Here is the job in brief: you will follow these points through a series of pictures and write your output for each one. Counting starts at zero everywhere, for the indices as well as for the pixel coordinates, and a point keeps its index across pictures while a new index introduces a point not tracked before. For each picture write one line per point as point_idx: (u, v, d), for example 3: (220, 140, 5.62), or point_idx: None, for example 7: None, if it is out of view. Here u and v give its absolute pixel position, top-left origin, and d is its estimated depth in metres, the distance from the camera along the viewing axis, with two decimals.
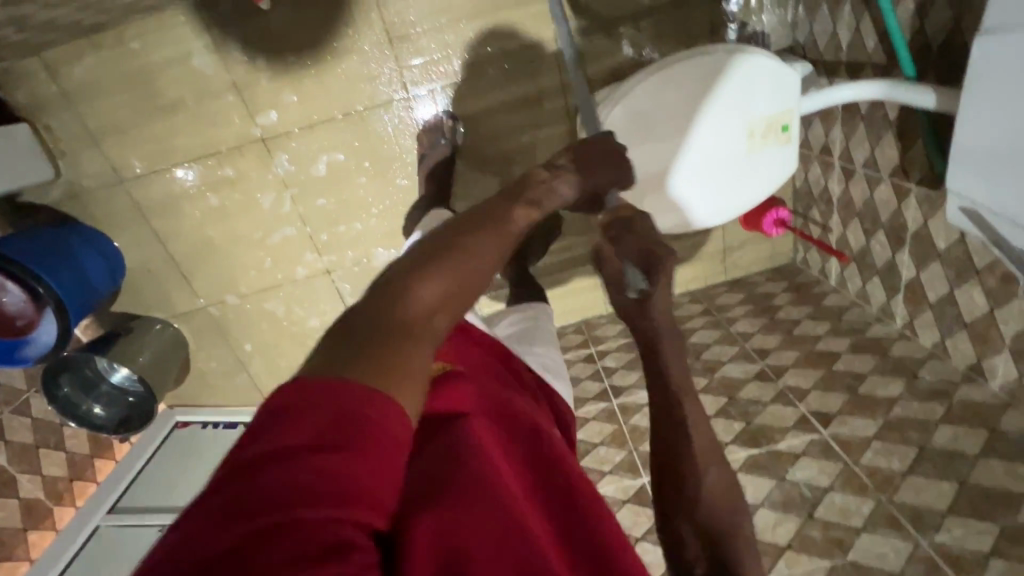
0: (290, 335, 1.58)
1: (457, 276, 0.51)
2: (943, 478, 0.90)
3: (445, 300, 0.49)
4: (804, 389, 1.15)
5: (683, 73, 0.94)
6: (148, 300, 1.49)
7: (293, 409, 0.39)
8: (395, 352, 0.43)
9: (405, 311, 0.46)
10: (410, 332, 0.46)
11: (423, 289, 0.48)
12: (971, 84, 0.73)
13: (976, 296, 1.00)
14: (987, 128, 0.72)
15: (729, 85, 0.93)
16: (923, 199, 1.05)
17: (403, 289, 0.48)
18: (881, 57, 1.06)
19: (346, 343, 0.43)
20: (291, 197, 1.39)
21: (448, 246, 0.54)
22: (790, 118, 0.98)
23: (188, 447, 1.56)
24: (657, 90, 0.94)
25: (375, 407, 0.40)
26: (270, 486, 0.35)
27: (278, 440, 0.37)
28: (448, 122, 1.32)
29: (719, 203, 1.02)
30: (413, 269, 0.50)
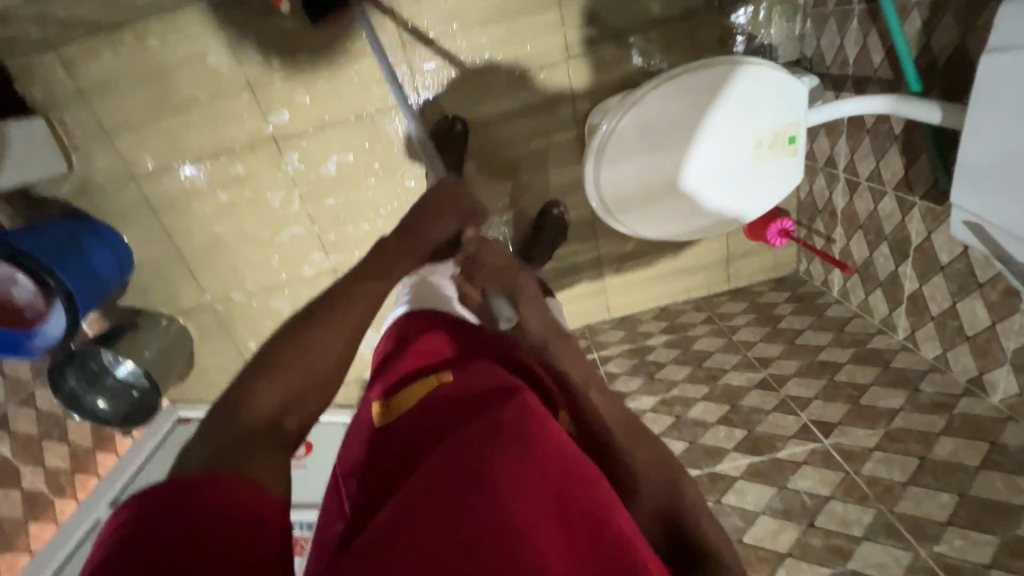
0: None
1: (289, 377, 0.54)
2: (944, 489, 0.91)
3: (289, 403, 0.53)
4: (805, 399, 1.16)
5: (691, 83, 0.95)
6: (155, 296, 1.50)
7: (166, 493, 0.41)
8: (240, 455, 0.47)
9: (248, 417, 0.50)
10: (258, 435, 0.49)
11: (262, 395, 0.52)
12: (975, 102, 0.75)
13: (978, 309, 1.01)
14: (991, 144, 0.74)
15: (735, 94, 0.94)
16: (927, 213, 1.07)
17: (242, 396, 0.52)
18: (887, 72, 1.07)
19: (215, 444, 0.48)
20: (300, 196, 1.40)
21: (273, 346, 0.57)
22: (797, 130, 1.00)
23: None
24: (666, 98, 0.95)
25: (227, 490, 0.42)
26: (149, 555, 0.38)
27: (161, 509, 0.40)
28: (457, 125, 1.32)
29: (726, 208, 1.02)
30: (254, 374, 0.54)
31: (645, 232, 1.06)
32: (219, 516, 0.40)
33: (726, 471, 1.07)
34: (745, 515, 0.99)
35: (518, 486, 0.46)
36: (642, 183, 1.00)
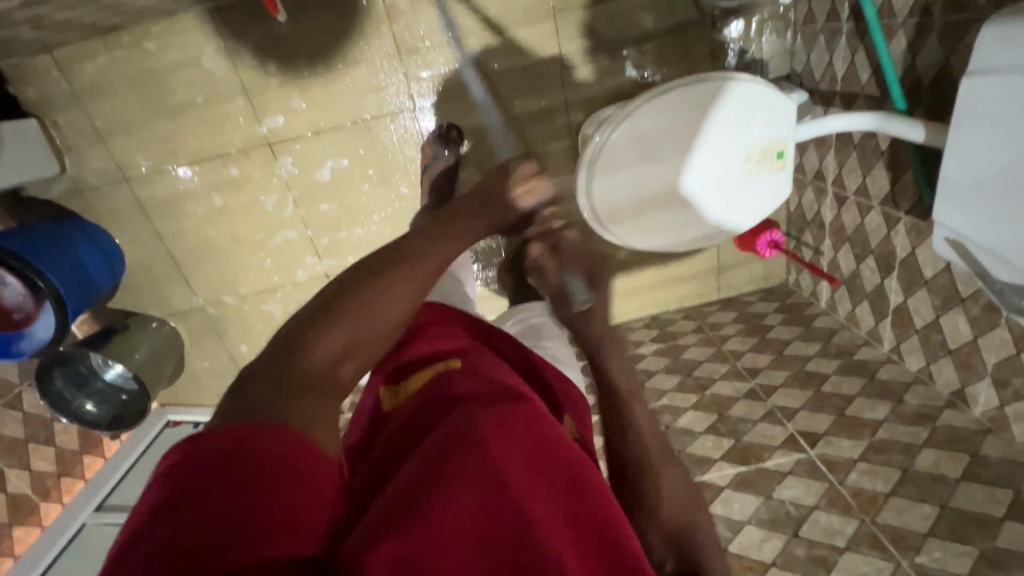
0: None
1: (357, 323, 0.48)
2: (925, 501, 0.92)
3: (354, 348, 0.47)
4: (792, 409, 1.17)
5: (682, 99, 0.96)
6: (146, 298, 1.50)
7: (219, 446, 0.37)
8: (310, 403, 0.42)
9: (309, 363, 0.44)
10: (319, 385, 0.44)
11: (329, 337, 0.46)
12: (956, 122, 0.77)
13: (960, 323, 1.03)
14: (972, 163, 0.75)
15: (726, 111, 0.96)
16: (912, 228, 1.09)
17: (310, 335, 0.46)
18: (874, 89, 1.10)
19: (256, 391, 0.42)
20: (293, 201, 1.40)
21: (348, 283, 0.50)
22: (785, 145, 1.02)
23: None
24: (659, 114, 0.97)
25: (288, 450, 0.38)
26: (209, 512, 0.34)
27: (214, 463, 0.36)
28: (451, 132, 1.33)
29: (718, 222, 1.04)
30: (318, 313, 0.48)
31: (642, 244, 1.08)
32: (281, 477, 0.37)
33: (713, 480, 1.08)
34: (731, 524, 1.00)
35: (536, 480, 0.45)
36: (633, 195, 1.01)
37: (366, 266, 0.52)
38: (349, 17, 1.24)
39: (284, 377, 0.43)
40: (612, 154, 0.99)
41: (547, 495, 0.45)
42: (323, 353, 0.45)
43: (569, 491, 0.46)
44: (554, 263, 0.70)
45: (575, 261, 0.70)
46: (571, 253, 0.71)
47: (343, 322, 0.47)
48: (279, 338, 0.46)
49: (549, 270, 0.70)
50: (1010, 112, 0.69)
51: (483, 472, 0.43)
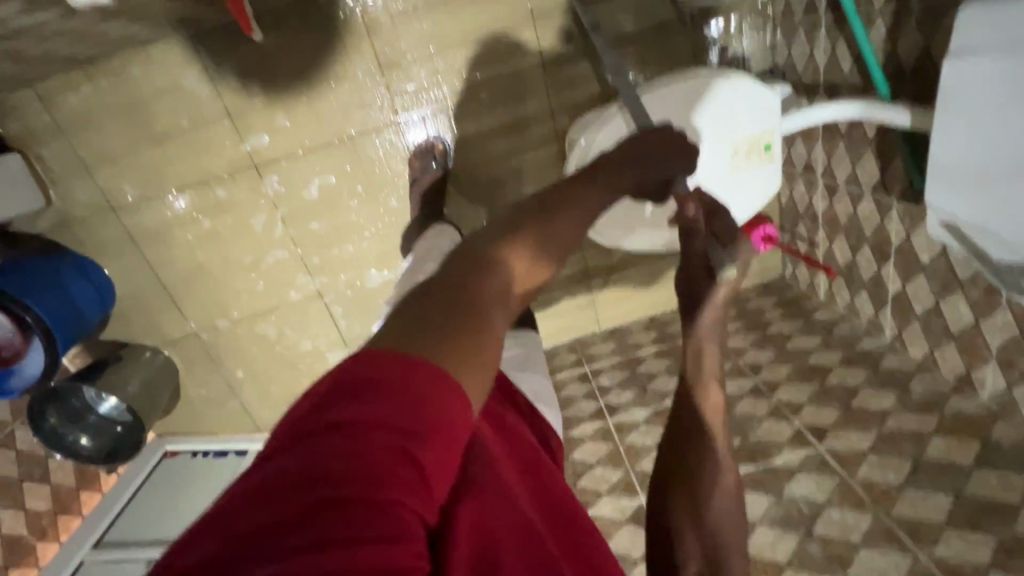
0: (283, 359, 1.57)
1: (564, 230, 0.51)
2: (940, 490, 0.90)
3: (531, 268, 0.49)
4: (798, 404, 1.15)
5: (692, 84, 0.96)
6: (138, 328, 1.48)
7: (368, 373, 0.39)
8: (474, 337, 0.43)
9: (492, 286, 0.45)
10: (484, 316, 0.44)
11: (515, 262, 0.48)
12: (941, 106, 0.76)
13: (961, 308, 1.01)
14: (963, 144, 0.74)
15: (726, 99, 0.96)
16: (905, 214, 1.08)
17: (492, 259, 0.47)
18: (857, 79, 1.10)
19: (430, 313, 0.43)
20: (282, 220, 1.39)
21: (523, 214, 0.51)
22: (772, 138, 1.00)
23: (180, 474, 1.53)
24: (670, 97, 0.97)
25: (436, 388, 0.39)
26: (345, 452, 0.36)
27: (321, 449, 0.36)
28: (435, 147, 1.34)
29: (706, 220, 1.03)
30: (506, 238, 0.49)
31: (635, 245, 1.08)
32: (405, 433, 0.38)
33: None
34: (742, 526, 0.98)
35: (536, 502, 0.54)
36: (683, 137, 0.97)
37: (541, 203, 0.53)
38: (330, 36, 1.24)
39: (453, 299, 0.44)
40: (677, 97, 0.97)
41: (548, 515, 0.54)
42: (506, 279, 0.46)
43: (565, 511, 0.55)
44: (707, 242, 0.66)
45: (727, 232, 0.66)
46: (724, 226, 0.68)
47: (523, 250, 0.48)
48: (451, 266, 0.47)
49: (693, 250, 0.66)
50: (998, 90, 0.68)
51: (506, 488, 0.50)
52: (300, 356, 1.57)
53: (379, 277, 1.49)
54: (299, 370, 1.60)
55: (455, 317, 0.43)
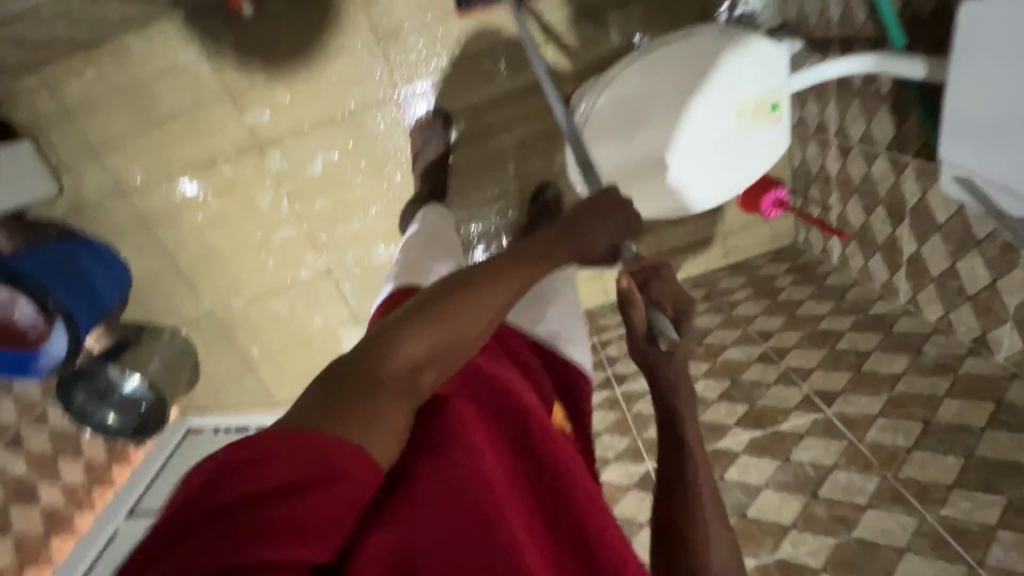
0: (297, 335, 1.61)
1: (470, 309, 0.61)
2: (950, 452, 0.89)
3: (431, 354, 0.58)
4: (806, 370, 1.15)
5: (666, 55, 0.96)
6: (156, 309, 1.52)
7: (280, 448, 0.47)
8: (375, 414, 0.52)
9: (387, 368, 0.55)
10: (393, 387, 0.55)
11: (409, 350, 0.56)
12: (964, 46, 0.71)
13: (978, 267, 0.98)
14: (1001, 86, 0.67)
15: (701, 60, 0.93)
16: (921, 172, 1.04)
17: (393, 345, 0.56)
18: (872, 31, 1.04)
19: (336, 392, 0.52)
20: (288, 199, 1.40)
21: (430, 302, 0.61)
22: (780, 98, 0.96)
23: (203, 449, 1.59)
24: (646, 75, 0.97)
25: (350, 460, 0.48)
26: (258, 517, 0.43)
27: (282, 449, 0.47)
28: (440, 121, 1.32)
29: (695, 189, 1.01)
30: (413, 318, 0.58)
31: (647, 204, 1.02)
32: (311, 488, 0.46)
33: (728, 446, 1.07)
34: (747, 489, 0.99)
35: (514, 500, 0.59)
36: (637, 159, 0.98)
37: (451, 282, 0.63)
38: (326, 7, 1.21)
39: (351, 391, 0.52)
40: (637, 96, 0.96)
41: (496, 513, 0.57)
42: (406, 359, 0.56)
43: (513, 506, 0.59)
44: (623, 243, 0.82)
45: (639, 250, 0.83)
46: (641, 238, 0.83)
47: (427, 330, 0.58)
48: (359, 349, 0.56)
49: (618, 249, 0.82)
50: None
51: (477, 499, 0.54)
52: (313, 333, 1.61)
53: (386, 253, 1.51)
54: (313, 347, 1.64)
55: (365, 397, 0.53)
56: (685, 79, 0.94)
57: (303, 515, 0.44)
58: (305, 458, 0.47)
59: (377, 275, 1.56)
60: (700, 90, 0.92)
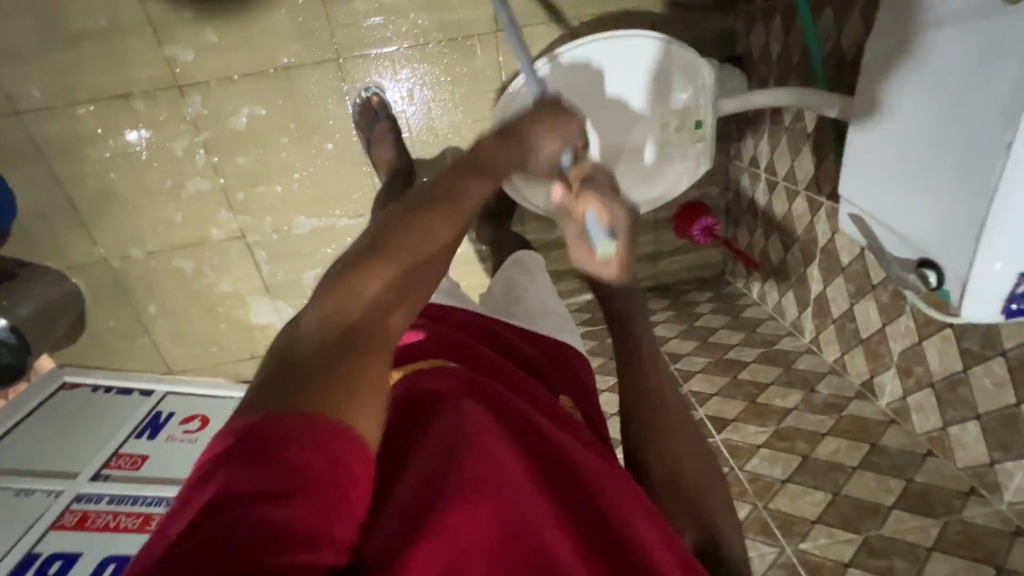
0: (200, 298, 1.50)
1: (446, 221, 0.50)
2: (820, 488, 0.90)
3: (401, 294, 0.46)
4: (706, 395, 1.14)
5: (617, 48, 0.92)
6: (41, 247, 1.39)
7: (244, 446, 0.33)
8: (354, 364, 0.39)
9: (356, 309, 0.42)
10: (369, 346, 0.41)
11: (371, 282, 0.44)
12: (867, 81, 0.72)
13: (871, 311, 1.01)
14: (921, 122, 0.65)
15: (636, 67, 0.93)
16: (832, 213, 1.06)
17: (353, 280, 0.44)
18: (803, 70, 1.07)
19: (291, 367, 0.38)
20: (206, 149, 1.31)
21: (388, 234, 0.48)
22: (705, 117, 0.96)
23: (76, 409, 1.46)
24: (593, 66, 0.92)
25: (335, 443, 0.34)
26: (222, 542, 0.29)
27: (257, 442, 0.33)
28: (372, 99, 1.29)
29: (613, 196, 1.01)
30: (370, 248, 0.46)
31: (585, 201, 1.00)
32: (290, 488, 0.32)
33: None
34: None
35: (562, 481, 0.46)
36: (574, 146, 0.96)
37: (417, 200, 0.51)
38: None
39: (309, 363, 0.38)
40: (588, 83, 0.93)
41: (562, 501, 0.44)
42: (373, 301, 0.44)
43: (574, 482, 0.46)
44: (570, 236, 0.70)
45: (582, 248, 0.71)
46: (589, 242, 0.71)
47: (390, 260, 0.46)
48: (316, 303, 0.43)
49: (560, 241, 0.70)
50: (982, 62, 0.57)
51: (500, 474, 0.41)
52: (218, 297, 1.51)
53: (307, 224, 1.43)
54: (217, 312, 1.53)
55: (339, 356, 0.39)
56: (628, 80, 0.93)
57: (278, 528, 0.30)
58: (271, 449, 0.33)
59: (295, 245, 1.48)
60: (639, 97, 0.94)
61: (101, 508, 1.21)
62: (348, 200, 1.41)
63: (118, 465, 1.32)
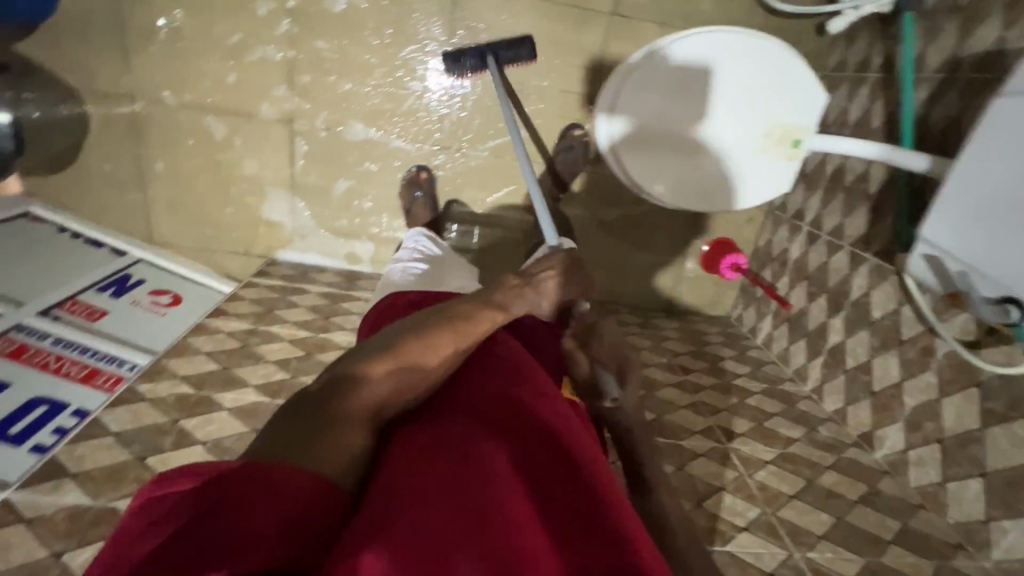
0: (218, 171, 1.39)
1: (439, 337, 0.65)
2: (824, 510, 0.91)
3: (397, 381, 0.59)
4: (716, 408, 1.16)
5: (735, 43, 1.00)
6: (66, 58, 1.26)
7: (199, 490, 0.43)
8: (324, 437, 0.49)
9: (350, 403, 0.53)
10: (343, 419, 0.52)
11: (377, 386, 0.57)
12: (986, 133, 0.76)
13: (892, 365, 1.06)
14: (1007, 199, 0.74)
15: (756, 65, 1.02)
16: (874, 269, 1.14)
17: (355, 382, 0.55)
18: (880, 136, 1.16)
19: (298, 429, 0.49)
20: (290, 21, 1.25)
21: (381, 345, 0.62)
22: (804, 135, 1.06)
23: (38, 241, 1.30)
24: (711, 49, 1.00)
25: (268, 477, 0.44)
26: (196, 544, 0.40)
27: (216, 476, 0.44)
28: (419, 174, 1.37)
29: (692, 180, 1.09)
30: (382, 352, 0.60)
31: (646, 177, 1.09)
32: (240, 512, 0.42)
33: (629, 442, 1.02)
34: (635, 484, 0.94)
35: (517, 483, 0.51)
36: (664, 123, 1.05)
37: (413, 324, 0.66)
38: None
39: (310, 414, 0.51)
40: (696, 69, 1.02)
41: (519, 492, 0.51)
42: (373, 395, 0.56)
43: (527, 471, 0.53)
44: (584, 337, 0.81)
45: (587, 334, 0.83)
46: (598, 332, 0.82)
47: (390, 368, 0.59)
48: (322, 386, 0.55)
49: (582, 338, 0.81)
50: None
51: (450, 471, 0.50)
52: (238, 178, 1.40)
53: (362, 133, 1.37)
54: (231, 193, 1.42)
55: (317, 424, 0.50)
56: (755, 60, 1.01)
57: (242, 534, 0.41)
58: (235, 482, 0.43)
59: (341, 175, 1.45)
60: (761, 78, 1.02)
61: (45, 347, 1.05)
62: (412, 122, 1.36)
63: (72, 312, 1.16)
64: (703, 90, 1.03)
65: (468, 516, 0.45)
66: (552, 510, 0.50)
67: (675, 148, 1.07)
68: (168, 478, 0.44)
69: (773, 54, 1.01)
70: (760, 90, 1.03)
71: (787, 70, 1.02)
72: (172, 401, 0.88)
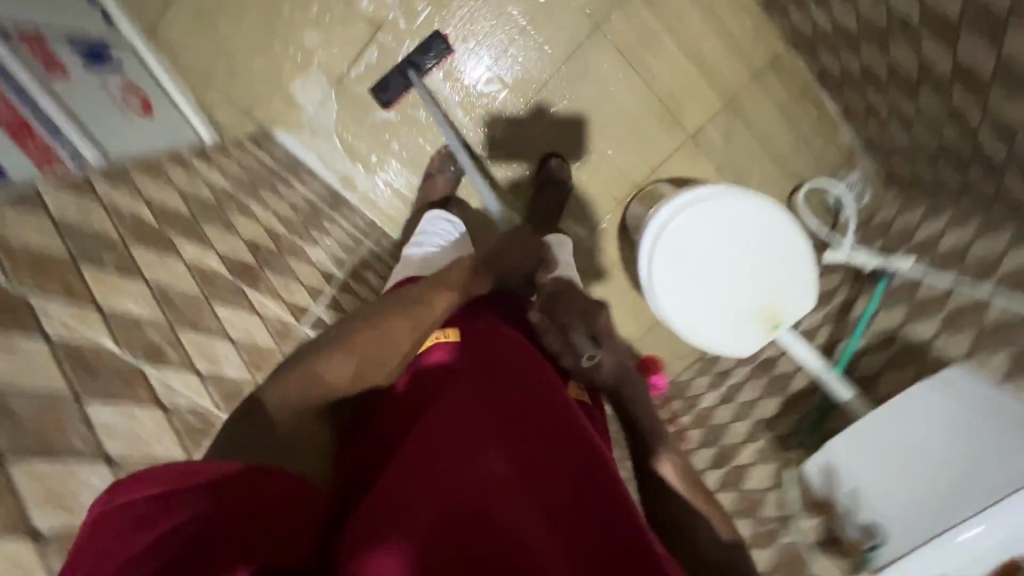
0: (278, 22, 1.29)
1: (410, 314, 0.76)
2: None
3: (360, 368, 0.70)
4: None
5: (766, 211, 1.19)
6: None
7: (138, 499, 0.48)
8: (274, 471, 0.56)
9: (324, 373, 0.68)
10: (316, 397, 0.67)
11: (333, 365, 0.69)
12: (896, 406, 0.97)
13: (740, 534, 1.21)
14: (903, 457, 0.97)
15: (777, 241, 1.20)
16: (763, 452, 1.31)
17: (312, 365, 0.68)
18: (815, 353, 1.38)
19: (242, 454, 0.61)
20: None
21: (336, 331, 0.73)
22: (784, 322, 1.21)
23: None
24: (747, 207, 1.19)
25: (248, 489, 0.53)
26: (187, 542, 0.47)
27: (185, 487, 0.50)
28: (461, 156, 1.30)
29: (693, 315, 1.21)
30: (334, 343, 0.70)
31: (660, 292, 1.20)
32: (210, 498, 0.50)
33: None
34: None
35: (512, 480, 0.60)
36: (688, 250, 1.19)
37: (363, 314, 0.76)
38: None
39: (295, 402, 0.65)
40: (694, 226, 1.19)
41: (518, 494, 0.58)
42: (329, 368, 0.68)
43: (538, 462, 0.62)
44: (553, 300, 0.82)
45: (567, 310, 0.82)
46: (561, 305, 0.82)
47: (348, 354, 0.70)
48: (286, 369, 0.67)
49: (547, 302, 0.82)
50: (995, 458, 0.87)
51: (450, 486, 0.57)
52: (292, 39, 1.30)
53: (434, 83, 1.35)
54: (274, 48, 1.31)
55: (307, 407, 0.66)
56: (734, 221, 1.19)
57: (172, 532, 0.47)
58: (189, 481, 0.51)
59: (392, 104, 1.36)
60: (742, 240, 1.19)
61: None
62: (484, 103, 1.37)
63: (31, 49, 0.90)
64: (711, 240, 1.19)
65: (473, 528, 0.54)
66: (546, 507, 0.58)
67: (707, 301, 1.21)
68: (122, 489, 0.48)
69: (749, 218, 1.19)
70: (744, 249, 1.19)
71: (796, 258, 1.20)
72: (127, 215, 0.76)
